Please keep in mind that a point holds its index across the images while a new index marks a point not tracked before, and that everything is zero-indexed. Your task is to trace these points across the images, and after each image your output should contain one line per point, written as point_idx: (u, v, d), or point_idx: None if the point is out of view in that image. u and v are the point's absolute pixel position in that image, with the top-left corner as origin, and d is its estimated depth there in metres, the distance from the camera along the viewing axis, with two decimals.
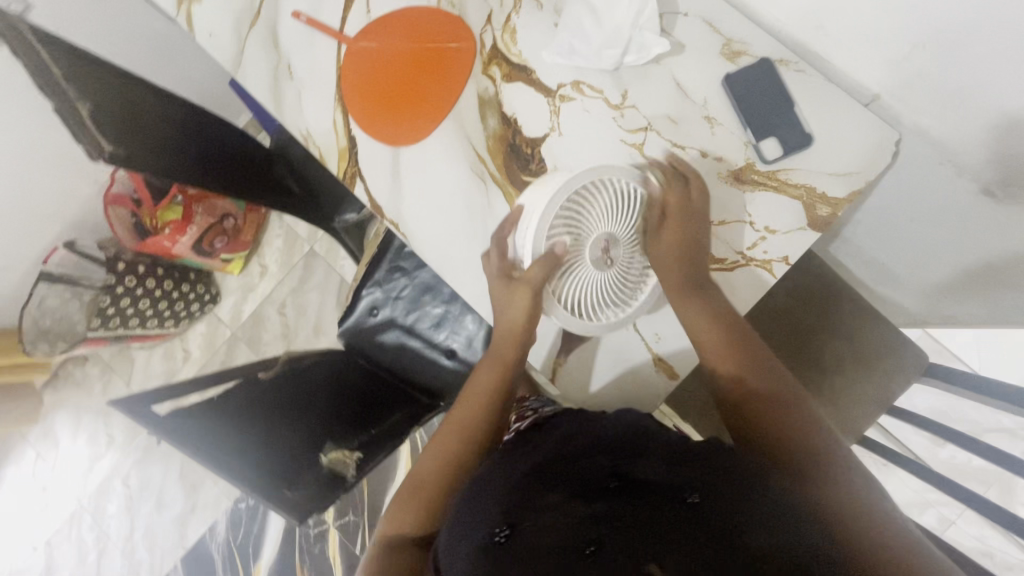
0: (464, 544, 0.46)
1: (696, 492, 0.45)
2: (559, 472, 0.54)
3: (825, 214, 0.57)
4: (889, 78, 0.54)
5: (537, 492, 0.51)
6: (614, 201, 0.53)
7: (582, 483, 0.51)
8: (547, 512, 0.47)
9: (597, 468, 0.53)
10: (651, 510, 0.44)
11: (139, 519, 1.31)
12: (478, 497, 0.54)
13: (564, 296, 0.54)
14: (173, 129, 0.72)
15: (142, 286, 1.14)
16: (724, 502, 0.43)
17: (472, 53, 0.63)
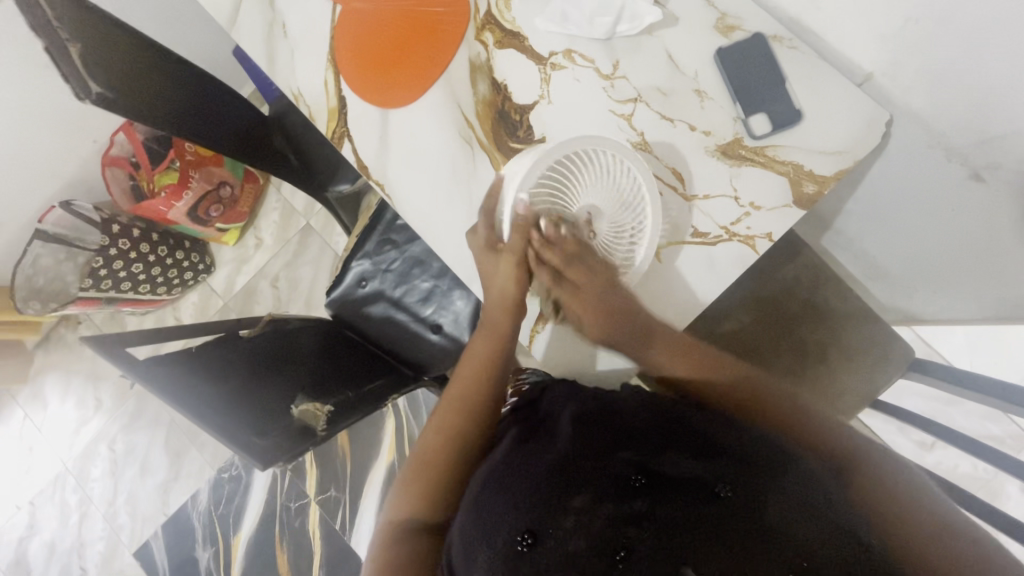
0: (491, 554, 0.49)
1: (725, 486, 0.47)
2: (580, 467, 0.53)
3: (811, 192, 0.56)
4: (881, 55, 0.54)
5: (560, 491, 0.51)
6: (597, 171, 0.53)
7: (602, 479, 0.51)
8: (570, 516, 0.49)
9: (620, 462, 0.52)
10: (677, 509, 0.47)
11: (123, 484, 1.31)
12: (494, 497, 0.53)
13: (546, 264, 0.58)
14: (168, 81, 0.72)
15: (136, 249, 1.15)
16: (751, 500, 0.45)
17: (467, 17, 0.63)
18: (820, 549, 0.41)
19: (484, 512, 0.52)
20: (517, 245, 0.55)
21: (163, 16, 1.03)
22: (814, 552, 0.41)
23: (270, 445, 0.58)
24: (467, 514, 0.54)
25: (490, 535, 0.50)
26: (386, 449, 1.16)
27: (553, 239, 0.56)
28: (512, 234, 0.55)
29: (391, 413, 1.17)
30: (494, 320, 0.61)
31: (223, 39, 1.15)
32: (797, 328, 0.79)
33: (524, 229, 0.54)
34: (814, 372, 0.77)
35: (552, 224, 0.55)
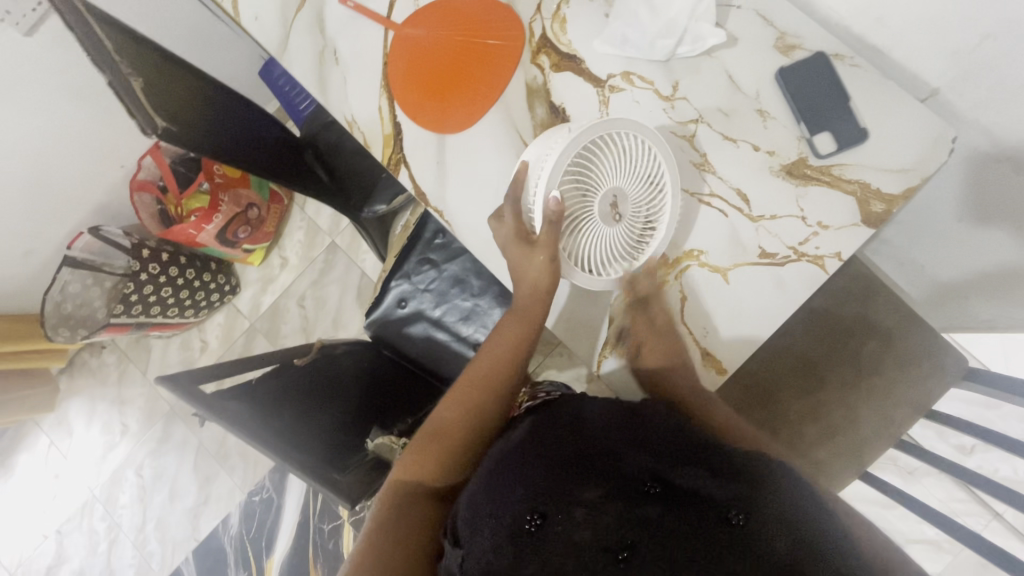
0: (495, 529, 0.46)
1: (740, 513, 0.42)
2: (599, 462, 0.49)
3: (879, 211, 0.56)
4: (948, 70, 0.54)
5: (574, 483, 0.48)
6: (620, 155, 0.52)
7: (618, 477, 0.47)
8: (581, 507, 0.45)
9: (637, 461, 0.48)
10: (690, 519, 0.42)
11: (152, 510, 1.30)
12: (507, 474, 0.50)
13: (577, 253, 0.55)
14: (214, 112, 0.73)
15: (165, 273, 1.14)
16: (770, 526, 0.41)
17: (522, 41, 0.62)
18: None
19: (496, 487, 0.49)
20: (550, 237, 0.52)
21: (192, 39, 1.04)
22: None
23: (352, 482, 0.62)
24: (480, 486, 0.50)
25: (498, 510, 0.47)
26: None
27: (583, 230, 0.54)
28: (546, 226, 0.51)
29: None
30: (523, 305, 0.60)
31: (249, 62, 1.15)
32: (848, 343, 0.79)
33: (559, 221, 0.51)
34: (863, 388, 0.78)
35: (578, 215, 0.53)
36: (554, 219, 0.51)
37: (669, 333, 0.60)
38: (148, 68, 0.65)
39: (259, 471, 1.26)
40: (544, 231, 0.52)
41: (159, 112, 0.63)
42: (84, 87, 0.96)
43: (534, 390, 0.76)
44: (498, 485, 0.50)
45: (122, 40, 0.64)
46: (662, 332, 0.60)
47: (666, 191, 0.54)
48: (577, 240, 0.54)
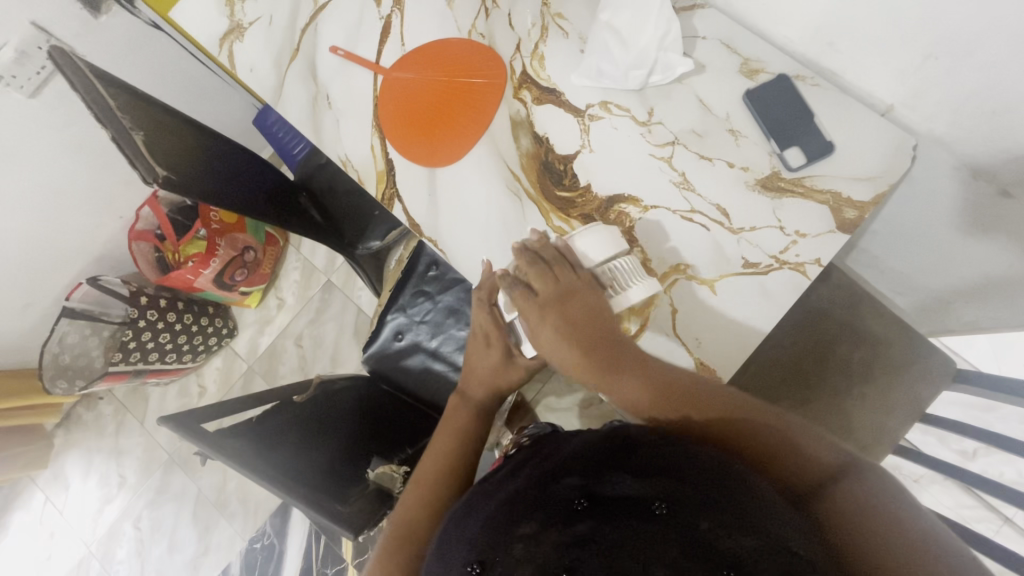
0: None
1: (663, 503, 0.43)
2: (529, 495, 0.49)
3: (852, 217, 0.58)
4: (900, 87, 0.58)
5: (509, 520, 0.47)
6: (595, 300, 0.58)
7: (549, 507, 0.47)
8: (518, 543, 0.45)
9: (566, 483, 0.49)
10: (624, 525, 0.42)
11: (150, 564, 1.27)
12: (450, 536, 0.51)
13: None
14: (212, 159, 0.76)
15: (163, 319, 1.15)
16: (696, 509, 0.42)
17: (503, 79, 0.66)
18: (769, 565, 0.37)
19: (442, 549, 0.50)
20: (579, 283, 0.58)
21: (188, 92, 1.08)
22: (758, 561, 0.38)
23: (354, 512, 0.62)
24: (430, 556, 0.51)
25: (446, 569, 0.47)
26: None
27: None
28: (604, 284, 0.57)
29: None
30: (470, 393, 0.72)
31: (243, 112, 1.20)
32: (835, 351, 0.81)
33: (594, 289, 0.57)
34: (857, 395, 0.79)
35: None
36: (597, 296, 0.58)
37: (663, 348, 0.61)
38: (147, 120, 0.68)
39: (259, 517, 1.24)
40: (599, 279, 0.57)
41: (160, 161, 0.65)
42: (83, 143, 1.00)
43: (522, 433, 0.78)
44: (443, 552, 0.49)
45: (124, 95, 0.67)
46: (658, 348, 0.61)
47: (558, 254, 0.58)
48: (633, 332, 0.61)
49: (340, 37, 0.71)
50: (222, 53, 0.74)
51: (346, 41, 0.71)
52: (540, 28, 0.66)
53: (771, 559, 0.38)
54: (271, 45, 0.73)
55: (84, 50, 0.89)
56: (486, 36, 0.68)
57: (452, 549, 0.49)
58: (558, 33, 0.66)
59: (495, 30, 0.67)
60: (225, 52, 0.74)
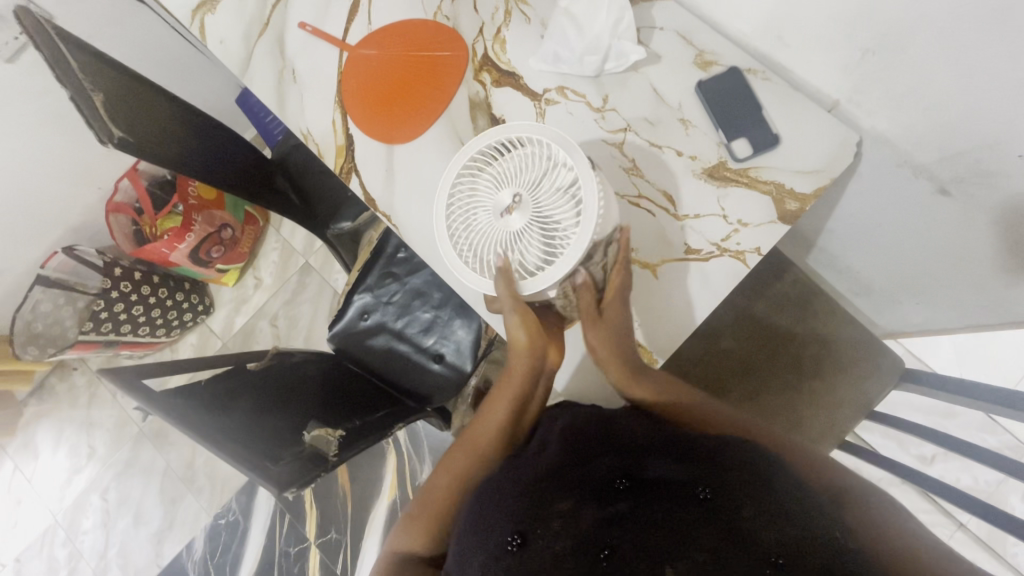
0: (482, 558, 0.49)
1: (707, 490, 0.48)
2: (568, 470, 0.54)
3: (794, 209, 0.60)
4: (845, 84, 0.59)
5: (549, 495, 0.52)
6: (506, 163, 0.54)
7: (590, 486, 0.52)
8: (558, 519, 0.49)
9: (606, 462, 0.55)
10: (663, 507, 0.48)
11: (115, 535, 1.28)
12: (488, 505, 0.53)
13: (545, 244, 0.52)
14: (178, 126, 0.76)
15: (137, 292, 1.16)
16: (738, 498, 0.46)
17: (465, 60, 0.68)
18: (807, 547, 0.41)
19: (479, 520, 0.53)
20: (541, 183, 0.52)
21: (170, 67, 1.09)
22: (797, 546, 0.42)
23: (284, 471, 0.58)
24: (463, 529, 0.53)
25: (482, 542, 0.50)
26: (388, 486, 1.16)
27: (541, 179, 0.52)
28: (517, 161, 0.53)
29: (392, 448, 1.18)
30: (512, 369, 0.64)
31: (227, 90, 1.21)
32: (790, 346, 0.82)
33: (525, 170, 0.53)
34: (806, 390, 0.80)
35: (551, 197, 0.51)
36: (525, 171, 0.53)
37: None
38: (110, 84, 0.67)
39: (225, 494, 1.25)
40: (519, 160, 0.53)
41: (118, 125, 0.66)
42: (60, 110, 1.00)
43: None
44: (480, 516, 0.53)
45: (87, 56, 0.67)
46: None
47: (450, 252, 0.56)
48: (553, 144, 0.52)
49: (309, 13, 0.72)
50: (194, 23, 0.75)
51: (315, 17, 0.72)
52: (503, 12, 0.67)
53: (811, 539, 0.42)
54: (241, 17, 0.74)
55: (62, 18, 0.90)
56: (450, 18, 0.69)
57: (489, 521, 0.52)
58: (520, 18, 0.67)
59: (460, 12, 0.68)
60: (196, 22, 0.75)
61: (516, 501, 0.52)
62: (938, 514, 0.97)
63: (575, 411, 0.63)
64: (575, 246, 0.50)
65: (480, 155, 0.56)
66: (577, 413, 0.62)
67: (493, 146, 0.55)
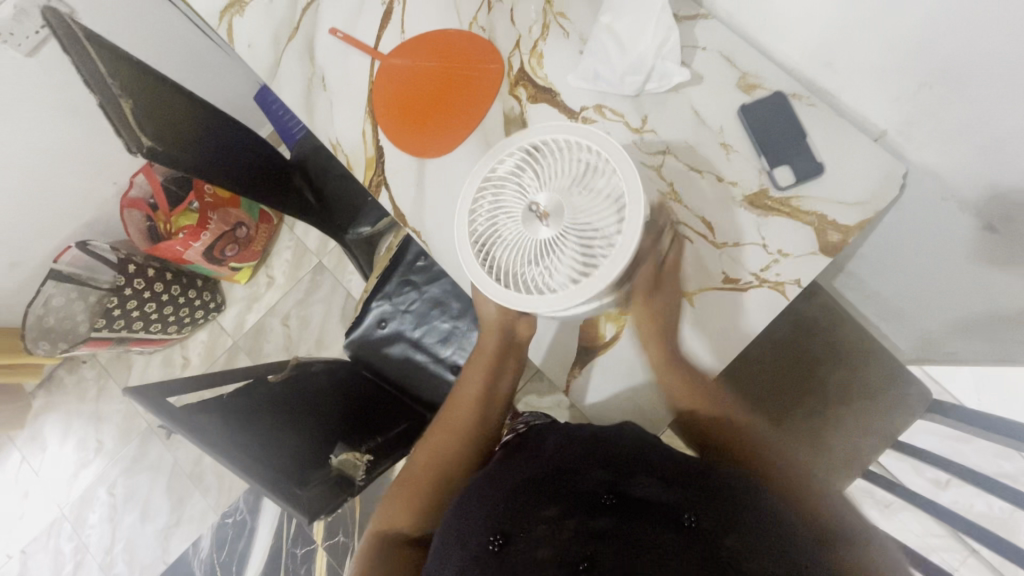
0: (459, 556, 0.50)
1: (692, 516, 0.48)
2: (554, 482, 0.56)
3: (836, 240, 0.58)
4: (895, 114, 0.57)
5: (532, 500, 0.54)
6: (538, 169, 0.51)
7: (577, 497, 0.54)
8: (541, 524, 0.51)
9: (594, 477, 0.56)
10: (645, 527, 0.49)
11: (122, 530, 1.28)
12: (469, 504, 0.55)
13: (580, 256, 0.48)
14: (202, 131, 0.75)
15: (150, 288, 1.14)
16: (717, 523, 0.47)
17: (500, 74, 0.66)
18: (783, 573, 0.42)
19: (457, 518, 0.55)
20: (567, 185, 0.50)
21: (188, 62, 1.07)
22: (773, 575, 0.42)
23: (312, 498, 0.58)
24: (449, 512, 0.56)
25: (460, 538, 0.52)
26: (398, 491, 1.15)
27: (572, 183, 0.50)
28: (546, 168, 0.51)
29: None
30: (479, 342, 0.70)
31: (245, 86, 1.19)
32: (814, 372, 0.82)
33: (552, 175, 0.50)
34: (830, 416, 0.79)
35: (582, 206, 0.49)
36: (553, 175, 0.50)
37: (635, 355, 0.63)
38: (136, 88, 0.66)
39: (232, 493, 1.25)
40: (547, 165, 0.51)
41: (143, 128, 0.63)
42: (77, 105, 0.98)
43: (514, 422, 0.80)
44: (460, 512, 0.55)
45: (114, 58, 0.65)
46: (629, 355, 0.64)
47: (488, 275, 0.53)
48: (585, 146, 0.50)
49: (340, 19, 0.70)
50: (222, 26, 0.73)
51: (347, 24, 0.70)
52: (541, 26, 0.65)
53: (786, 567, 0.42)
54: (271, 21, 0.72)
55: (83, 12, 0.88)
56: (486, 30, 0.67)
57: (472, 514, 0.54)
58: (559, 32, 0.65)
59: (497, 23, 0.67)
60: (224, 25, 0.73)
61: (498, 505, 0.54)
62: (954, 541, 0.96)
63: (569, 430, 0.65)
64: (616, 255, 0.46)
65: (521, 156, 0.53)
66: (562, 433, 0.65)
67: (530, 151, 0.53)
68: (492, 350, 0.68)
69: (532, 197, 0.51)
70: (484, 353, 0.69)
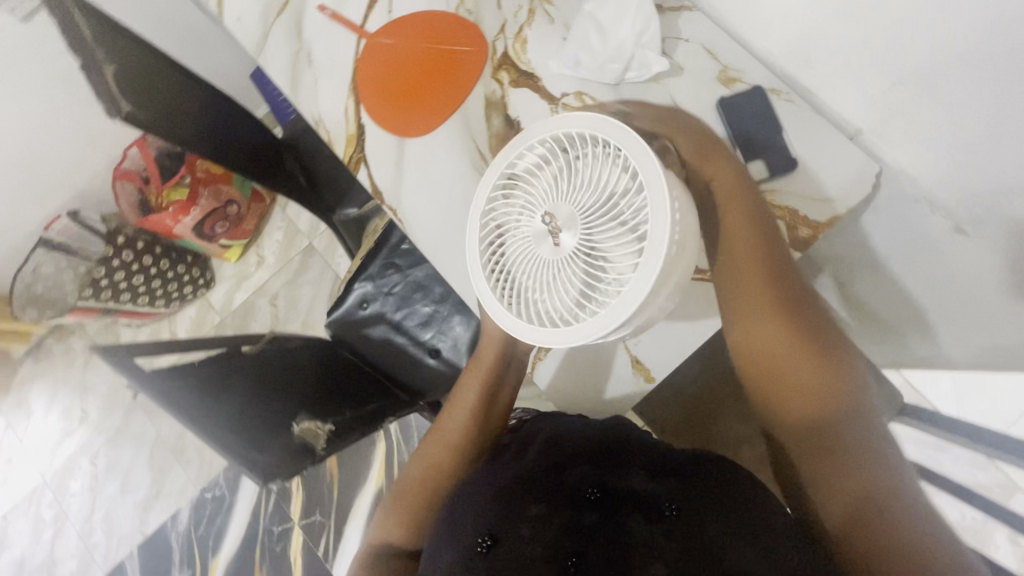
0: (449, 558, 0.49)
1: (672, 508, 0.49)
2: (542, 479, 0.55)
3: (806, 236, 0.60)
4: (870, 113, 0.57)
5: (519, 499, 0.53)
6: (563, 177, 0.48)
7: (562, 494, 0.53)
8: (527, 522, 0.50)
9: (579, 474, 0.56)
10: (630, 524, 0.49)
11: (102, 500, 1.29)
12: (461, 513, 0.54)
13: (584, 288, 0.46)
14: (190, 102, 0.76)
15: (138, 262, 1.18)
16: (697, 515, 0.47)
17: (484, 56, 0.66)
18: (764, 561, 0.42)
19: (451, 526, 0.54)
20: (587, 202, 0.46)
21: (186, 37, 1.08)
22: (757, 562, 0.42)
23: (267, 461, 0.60)
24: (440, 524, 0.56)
25: (452, 541, 0.51)
26: (375, 474, 1.16)
27: (591, 198, 0.46)
28: (572, 180, 0.47)
29: (382, 436, 1.18)
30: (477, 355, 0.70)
31: (242, 64, 1.20)
32: None
33: (573, 189, 0.47)
34: None
35: (598, 234, 0.45)
36: (574, 187, 0.47)
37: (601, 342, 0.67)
38: (122, 54, 0.66)
39: (212, 468, 1.26)
40: (573, 176, 0.47)
41: (127, 94, 0.64)
42: (72, 74, 0.99)
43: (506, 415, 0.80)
44: (454, 518, 0.55)
45: (101, 24, 0.66)
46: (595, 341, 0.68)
47: (491, 287, 0.50)
48: (602, 152, 0.46)
49: None
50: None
51: (335, 2, 0.70)
52: (526, 11, 0.66)
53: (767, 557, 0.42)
54: None
55: None
56: (472, 13, 0.67)
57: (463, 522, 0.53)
58: (544, 19, 0.65)
59: (483, 7, 0.67)
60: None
61: (489, 507, 0.53)
62: None
63: (553, 423, 0.66)
64: (630, 302, 0.43)
65: (547, 155, 0.49)
66: (551, 427, 0.64)
67: (548, 152, 0.49)
68: (490, 361, 0.68)
69: (550, 208, 0.47)
70: (478, 365, 0.69)
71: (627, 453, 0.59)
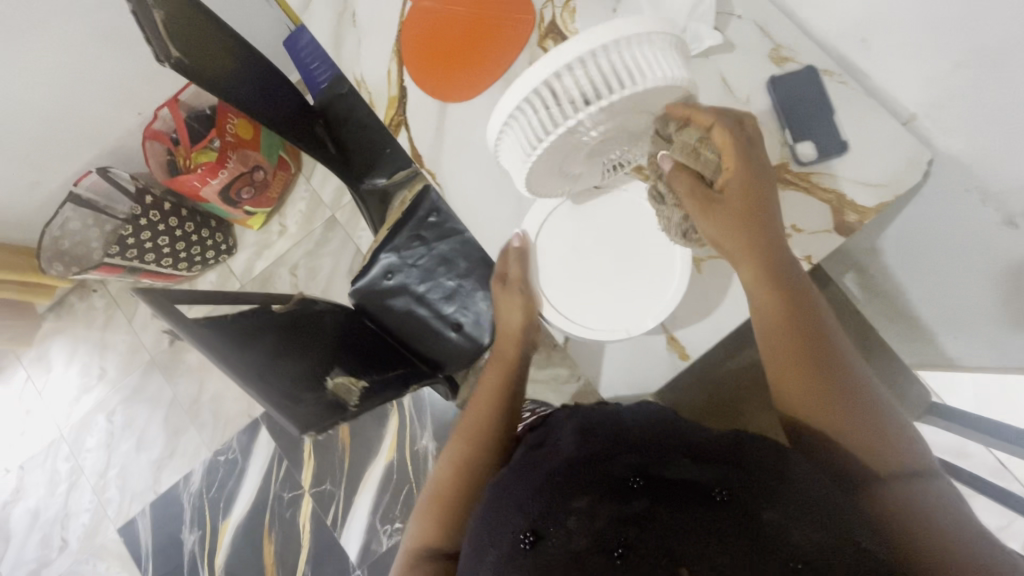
0: (493, 559, 0.44)
1: (727, 491, 0.42)
2: (581, 463, 0.47)
3: (852, 221, 0.58)
4: (926, 97, 0.56)
5: (559, 491, 0.45)
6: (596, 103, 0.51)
7: (606, 482, 0.45)
8: (572, 515, 0.43)
9: (624, 458, 0.47)
10: (685, 507, 0.41)
11: (117, 456, 1.31)
12: (497, 508, 0.48)
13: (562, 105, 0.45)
14: (232, 56, 0.76)
15: (165, 222, 1.16)
16: (764, 499, 0.41)
17: (530, 24, 0.65)
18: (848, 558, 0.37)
19: (491, 519, 0.48)
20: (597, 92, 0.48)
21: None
22: (832, 554, 0.37)
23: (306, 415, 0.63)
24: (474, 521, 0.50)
25: (492, 539, 0.45)
26: (387, 446, 1.17)
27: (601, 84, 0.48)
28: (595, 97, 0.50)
29: (396, 411, 1.18)
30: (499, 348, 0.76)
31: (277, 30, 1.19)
32: None
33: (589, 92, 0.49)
34: None
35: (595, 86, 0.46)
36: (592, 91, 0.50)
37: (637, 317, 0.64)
38: (169, 1, 0.66)
39: (227, 432, 1.27)
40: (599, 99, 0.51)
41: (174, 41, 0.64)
42: (108, 29, 0.99)
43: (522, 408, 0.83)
44: (488, 513, 0.48)
45: None
46: None
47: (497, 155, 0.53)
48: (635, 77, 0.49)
49: None
50: None
51: None
52: None
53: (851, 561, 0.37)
54: None
55: None
56: None
57: (500, 516, 0.47)
58: None
59: None
60: None
61: (527, 499, 0.46)
62: None
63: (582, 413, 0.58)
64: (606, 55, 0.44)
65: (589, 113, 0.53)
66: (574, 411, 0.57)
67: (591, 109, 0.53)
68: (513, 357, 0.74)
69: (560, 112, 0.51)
70: (500, 362, 0.74)
71: (667, 428, 0.51)
